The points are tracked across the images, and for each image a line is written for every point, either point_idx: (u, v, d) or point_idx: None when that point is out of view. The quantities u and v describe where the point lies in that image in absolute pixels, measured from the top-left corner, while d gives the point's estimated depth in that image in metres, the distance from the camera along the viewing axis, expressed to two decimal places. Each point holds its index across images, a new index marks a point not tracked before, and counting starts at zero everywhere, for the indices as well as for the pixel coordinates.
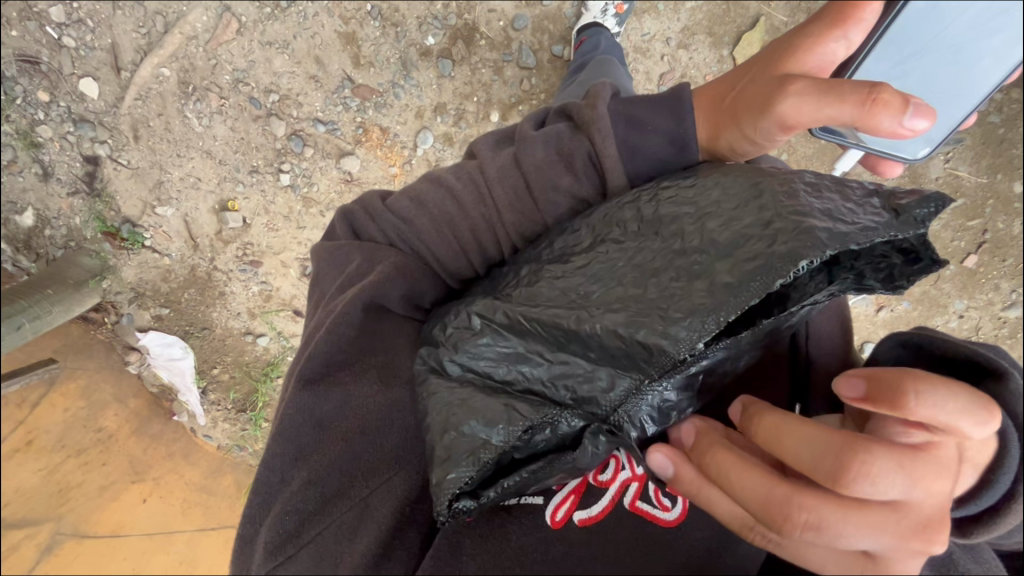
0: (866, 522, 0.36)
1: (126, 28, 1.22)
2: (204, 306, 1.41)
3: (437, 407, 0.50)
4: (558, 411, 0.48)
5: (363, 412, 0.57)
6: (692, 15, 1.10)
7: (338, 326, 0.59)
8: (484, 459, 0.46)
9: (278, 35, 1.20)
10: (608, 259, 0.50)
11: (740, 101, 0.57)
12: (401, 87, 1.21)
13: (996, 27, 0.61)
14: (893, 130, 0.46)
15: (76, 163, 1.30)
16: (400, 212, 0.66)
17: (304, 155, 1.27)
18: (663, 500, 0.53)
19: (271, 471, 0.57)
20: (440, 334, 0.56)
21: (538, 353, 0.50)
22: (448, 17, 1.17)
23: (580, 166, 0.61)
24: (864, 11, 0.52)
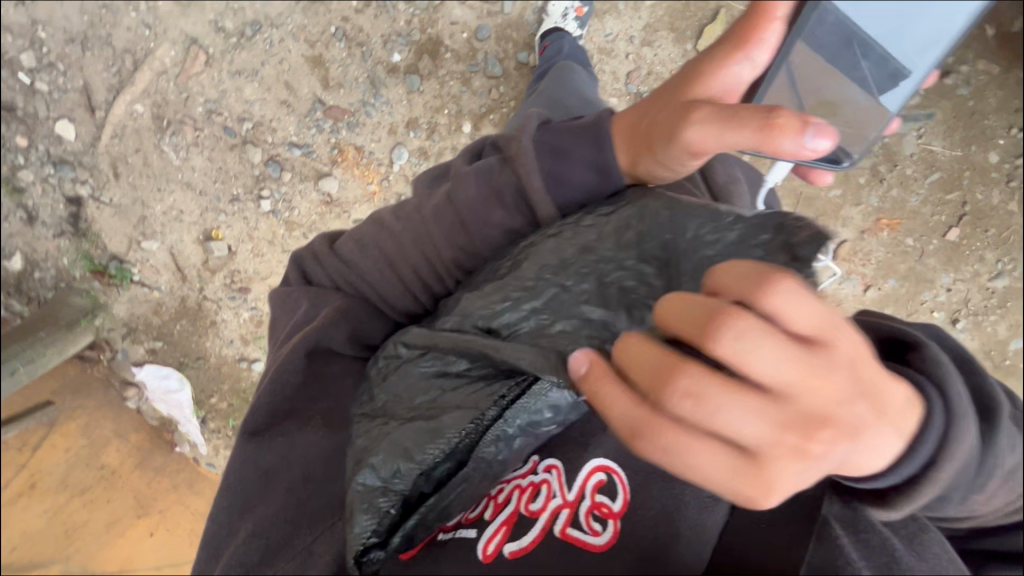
0: (735, 410, 0.34)
1: (97, 69, 1.23)
2: (196, 336, 1.41)
3: (353, 453, 0.57)
4: (458, 433, 0.52)
5: (305, 459, 0.61)
6: (652, 13, 1.12)
7: (285, 371, 0.64)
8: (383, 505, 0.53)
9: (246, 63, 1.21)
10: (523, 292, 0.53)
11: (654, 128, 0.56)
12: (372, 106, 1.22)
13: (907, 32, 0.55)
14: (796, 152, 0.44)
15: (61, 205, 1.33)
16: (344, 257, 0.70)
17: (283, 179, 1.28)
18: (594, 525, 0.52)
19: (221, 524, 0.62)
20: (375, 366, 0.62)
21: (450, 369, 0.55)
22: (412, 33, 1.18)
23: (510, 200, 0.62)
24: (766, 32, 0.50)
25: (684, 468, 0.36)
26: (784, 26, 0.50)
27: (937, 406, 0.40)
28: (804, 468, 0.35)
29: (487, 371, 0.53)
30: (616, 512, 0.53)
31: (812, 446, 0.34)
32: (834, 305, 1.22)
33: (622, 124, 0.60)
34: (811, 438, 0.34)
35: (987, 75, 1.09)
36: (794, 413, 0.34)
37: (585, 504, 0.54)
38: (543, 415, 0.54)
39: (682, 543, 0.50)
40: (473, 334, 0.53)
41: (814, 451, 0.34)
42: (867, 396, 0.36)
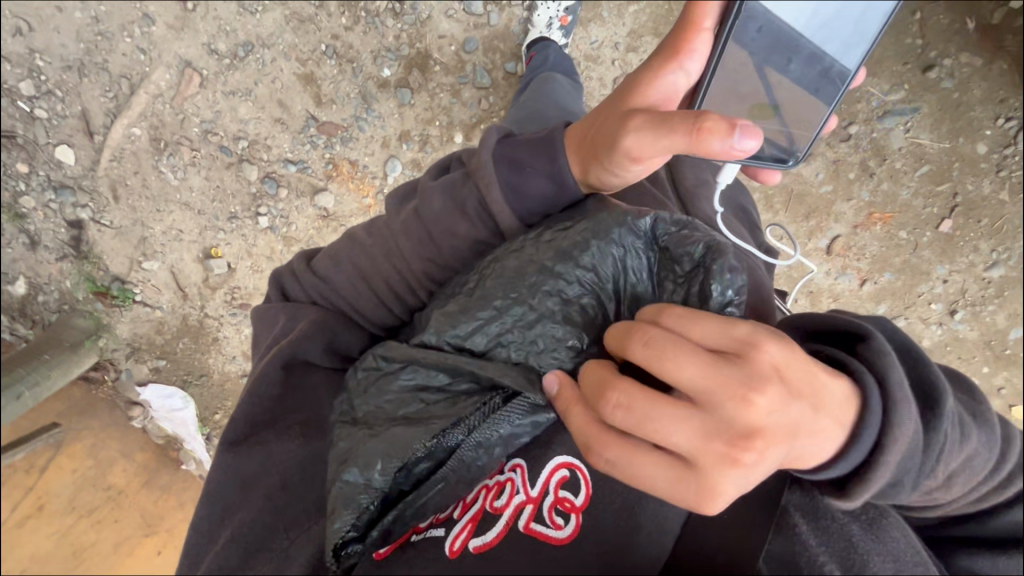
0: (666, 424, 0.41)
1: (94, 94, 1.25)
2: (199, 353, 1.43)
3: (334, 455, 0.57)
4: (444, 429, 0.54)
5: (286, 466, 0.62)
6: (636, 19, 1.13)
7: (262, 385, 0.65)
8: (364, 502, 0.53)
9: (239, 84, 1.23)
10: (498, 313, 0.57)
11: (598, 138, 0.58)
12: (364, 121, 1.23)
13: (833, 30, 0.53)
14: (726, 151, 0.47)
15: (62, 229, 1.36)
16: (320, 273, 0.71)
17: (280, 196, 1.29)
18: (557, 519, 0.53)
19: (202, 532, 0.62)
20: (353, 377, 0.62)
21: (432, 382, 0.57)
22: (401, 48, 1.19)
23: (473, 211, 0.64)
24: (694, 43, 0.51)
25: (636, 477, 0.43)
26: (710, 38, 0.51)
27: (880, 396, 0.42)
28: (737, 475, 0.40)
29: (466, 385, 0.56)
30: (579, 506, 0.54)
31: (741, 453, 0.39)
32: (830, 300, 1.23)
33: (571, 137, 0.62)
34: (736, 448, 0.39)
35: (972, 67, 1.10)
36: (717, 426, 0.40)
37: (548, 500, 0.54)
38: (523, 429, 0.54)
39: (643, 535, 0.51)
40: (455, 355, 0.57)
41: (744, 460, 0.40)
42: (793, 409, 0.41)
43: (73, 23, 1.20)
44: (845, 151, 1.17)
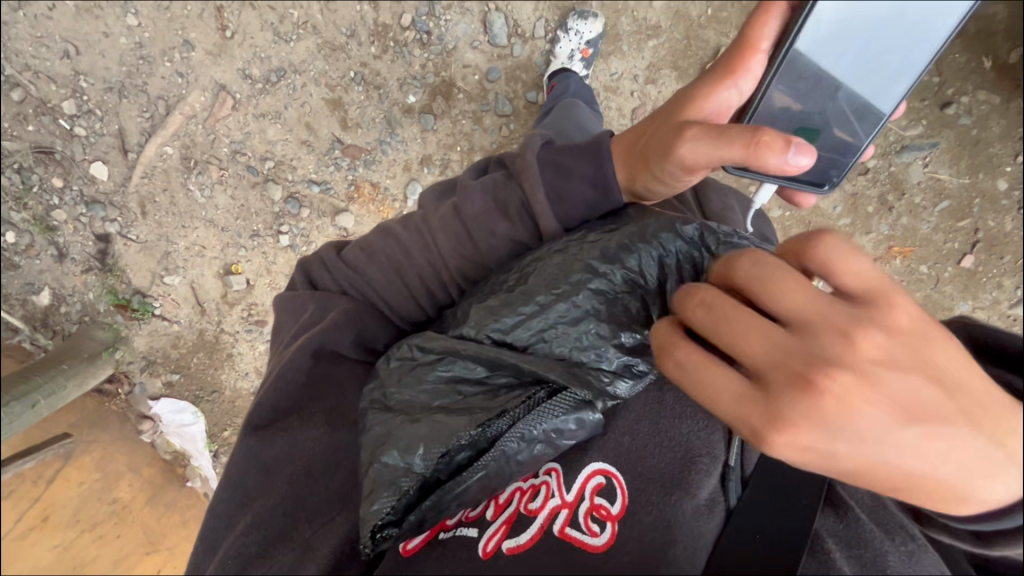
0: (758, 339, 0.35)
1: (131, 114, 1.31)
2: (212, 369, 1.45)
3: (368, 443, 0.57)
4: (485, 420, 0.55)
5: (306, 454, 0.62)
6: (655, 53, 1.16)
7: (291, 372, 0.66)
8: (404, 487, 0.54)
9: (270, 107, 1.27)
10: (540, 307, 0.58)
11: (649, 148, 0.60)
12: (387, 145, 1.27)
13: (883, 61, 0.56)
14: (780, 167, 0.47)
15: (90, 242, 1.41)
16: (352, 264, 0.72)
17: (301, 216, 1.34)
18: (592, 526, 0.52)
19: (222, 514, 0.63)
20: (384, 366, 0.62)
21: (471, 375, 0.58)
22: (427, 76, 1.23)
23: (513, 211, 0.67)
24: (750, 63, 0.54)
25: (705, 396, 0.37)
26: (764, 63, 0.55)
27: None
28: (818, 413, 0.33)
29: (508, 375, 0.57)
30: (615, 514, 0.52)
31: (838, 390, 0.33)
32: None
33: (620, 144, 0.65)
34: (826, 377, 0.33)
35: (991, 104, 1.10)
36: (813, 348, 0.34)
37: (583, 506, 0.53)
38: (567, 425, 0.54)
39: (678, 548, 0.49)
40: (499, 347, 0.58)
41: (835, 395, 0.33)
42: (925, 381, 0.33)
43: (116, 47, 1.26)
44: (862, 184, 1.17)
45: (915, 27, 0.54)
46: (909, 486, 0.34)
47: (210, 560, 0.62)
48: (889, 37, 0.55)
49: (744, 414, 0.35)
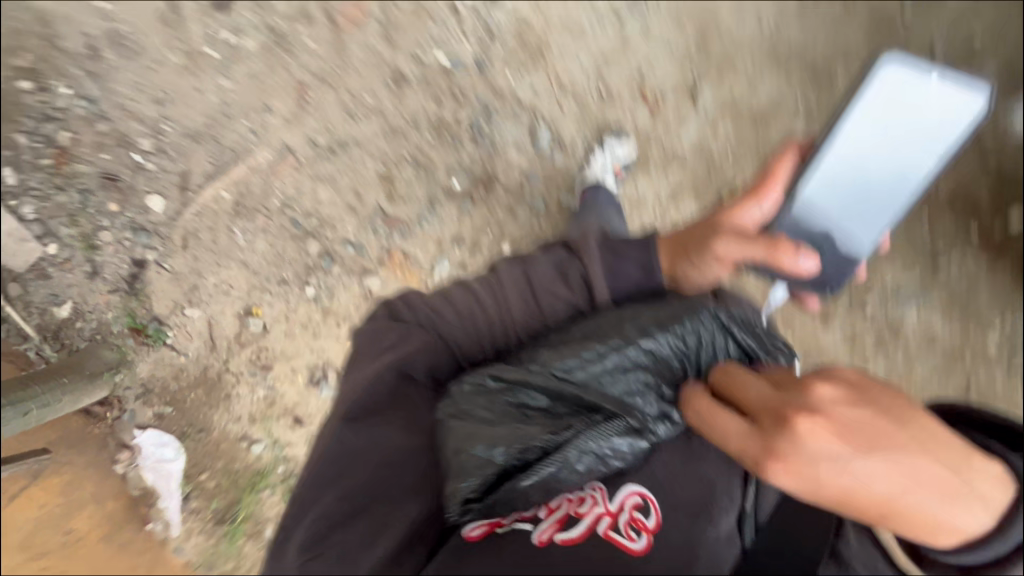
0: (756, 398, 0.51)
1: (202, 159, 1.44)
2: (206, 407, 1.50)
3: (452, 436, 0.65)
4: (552, 432, 0.62)
5: (390, 449, 0.67)
6: (678, 179, 1.30)
7: (380, 379, 0.70)
8: (488, 473, 0.61)
9: (328, 172, 1.40)
10: (601, 356, 0.66)
11: (690, 244, 0.78)
12: (425, 220, 1.38)
13: (872, 204, 0.80)
14: (793, 266, 0.70)
15: (125, 265, 1.49)
16: (428, 306, 0.77)
17: (332, 271, 1.43)
18: (630, 533, 0.59)
19: (306, 489, 0.67)
20: (456, 389, 0.69)
21: (536, 399, 0.66)
22: (474, 168, 1.35)
23: (575, 281, 0.75)
24: (771, 188, 0.78)
25: (720, 439, 0.52)
26: (780, 195, 0.79)
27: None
28: (795, 442, 0.46)
29: (575, 400, 0.65)
30: (650, 528, 0.60)
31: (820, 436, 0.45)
32: None
33: (665, 240, 0.80)
34: (799, 413, 0.47)
35: (981, 268, 1.21)
36: (795, 400, 0.48)
37: (623, 517, 0.60)
38: (619, 447, 0.62)
39: (701, 565, 0.57)
40: (563, 380, 0.65)
41: (811, 435, 0.46)
42: (885, 422, 0.45)
43: (204, 101, 1.42)
44: (860, 324, 1.24)
45: (895, 185, 0.78)
46: (887, 510, 0.44)
47: (288, 526, 0.66)
48: (876, 183, 0.78)
49: (748, 452, 0.49)
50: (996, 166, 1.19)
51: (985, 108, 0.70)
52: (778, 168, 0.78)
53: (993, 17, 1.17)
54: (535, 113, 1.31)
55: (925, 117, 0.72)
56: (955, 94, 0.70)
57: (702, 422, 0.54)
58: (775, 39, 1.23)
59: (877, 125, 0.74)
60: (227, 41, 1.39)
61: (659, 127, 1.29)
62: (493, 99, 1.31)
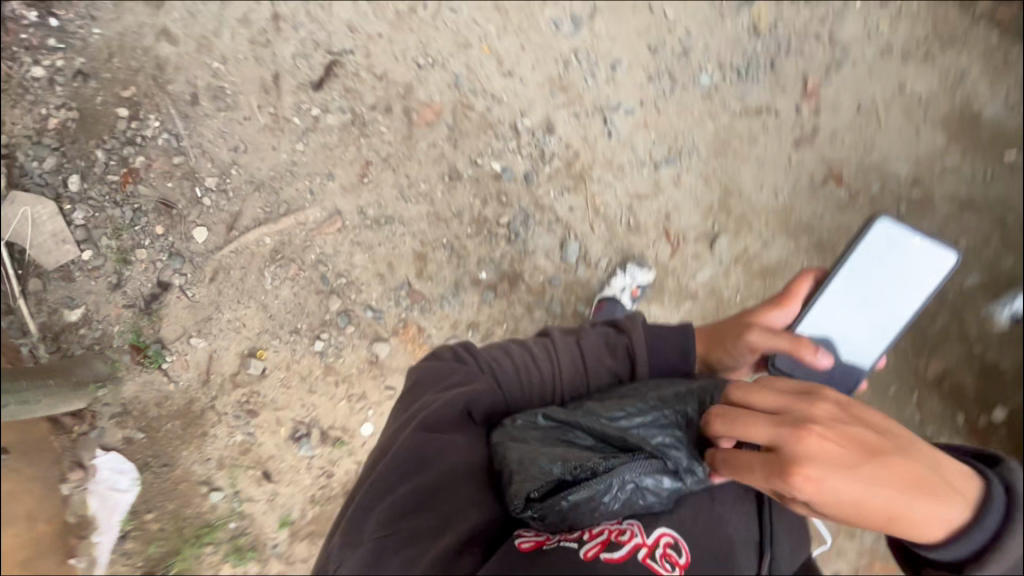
0: (765, 429, 0.75)
1: (255, 205, 1.53)
2: (179, 442, 1.50)
3: (517, 452, 0.83)
4: (599, 460, 0.81)
5: (456, 460, 0.84)
6: (686, 311, 1.42)
7: (451, 406, 0.86)
8: (551, 478, 0.80)
9: (367, 239, 1.50)
10: (637, 411, 0.85)
11: (724, 335, 1.04)
12: (447, 301, 1.48)
13: (873, 326, 1.00)
14: (810, 359, 0.92)
15: (149, 284, 1.53)
16: (491, 356, 0.94)
17: (345, 330, 1.51)
18: (666, 565, 0.77)
19: (381, 478, 0.82)
20: (513, 423, 0.87)
21: (586, 434, 0.85)
22: (503, 264, 1.46)
23: (621, 354, 0.94)
24: (795, 295, 1.03)
25: (754, 466, 0.75)
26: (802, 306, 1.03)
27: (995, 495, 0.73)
28: (805, 462, 0.70)
29: (615, 440, 0.84)
30: (682, 563, 0.78)
31: (815, 455, 0.70)
32: None
33: (702, 331, 1.09)
34: (807, 432, 0.71)
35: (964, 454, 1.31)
36: (791, 428, 0.73)
37: (658, 550, 0.78)
38: (649, 482, 0.80)
39: None
40: (609, 422, 0.85)
41: (812, 452, 0.70)
42: (865, 432, 0.72)
43: (276, 158, 1.52)
44: None
45: (891, 312, 1.00)
46: (885, 495, 0.70)
47: (363, 505, 0.81)
48: (876, 308, 1.00)
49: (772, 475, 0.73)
50: (981, 354, 1.33)
51: (952, 271, 1.01)
52: (800, 286, 1.03)
53: (972, 231, 1.33)
54: (569, 228, 1.44)
55: (908, 269, 1.01)
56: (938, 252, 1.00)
57: (732, 459, 0.78)
58: (789, 211, 1.39)
59: (874, 256, 1.01)
60: (313, 115, 1.50)
61: (676, 262, 1.42)
62: (533, 210, 1.44)
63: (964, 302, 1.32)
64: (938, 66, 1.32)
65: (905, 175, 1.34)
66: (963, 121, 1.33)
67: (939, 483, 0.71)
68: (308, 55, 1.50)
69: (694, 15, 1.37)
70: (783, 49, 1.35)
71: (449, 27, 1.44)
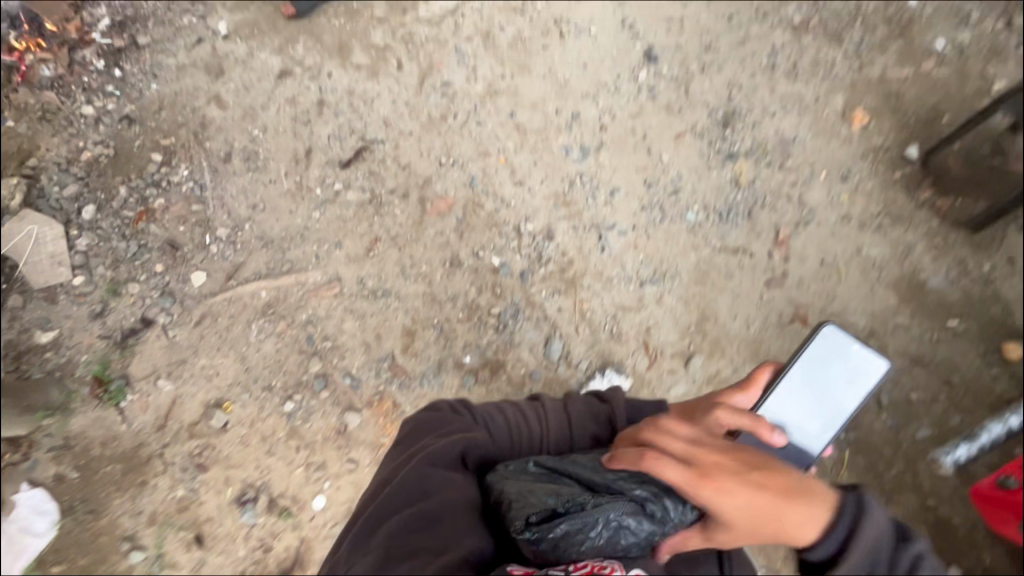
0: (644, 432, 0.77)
1: (259, 261, 1.58)
2: (114, 488, 1.45)
3: (513, 485, 0.78)
4: (596, 494, 0.76)
5: (458, 492, 0.78)
6: None
7: (449, 448, 0.81)
8: (547, 506, 0.75)
9: (361, 308, 1.54)
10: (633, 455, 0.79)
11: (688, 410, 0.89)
12: (427, 380, 1.50)
13: (812, 426, 0.94)
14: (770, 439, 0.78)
15: (132, 318, 1.54)
16: (483, 412, 0.90)
17: (319, 394, 1.49)
18: None
19: (382, 507, 0.75)
20: (505, 469, 0.82)
21: (586, 469, 0.80)
22: (488, 351, 1.51)
23: (609, 421, 0.90)
24: (758, 380, 0.95)
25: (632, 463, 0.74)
26: (762, 394, 0.94)
27: (862, 501, 0.67)
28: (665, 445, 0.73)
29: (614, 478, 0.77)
30: None
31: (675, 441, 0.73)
32: None
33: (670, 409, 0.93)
34: (664, 427, 0.76)
35: None
36: (660, 426, 0.77)
37: None
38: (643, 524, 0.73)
39: None
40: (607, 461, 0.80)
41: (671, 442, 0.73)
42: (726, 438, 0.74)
43: (291, 221, 1.61)
44: None
45: (830, 416, 0.94)
46: (763, 500, 0.67)
47: (361, 535, 0.73)
48: (815, 405, 0.94)
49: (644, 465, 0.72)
50: (935, 507, 1.37)
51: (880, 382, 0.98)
52: (761, 372, 0.95)
53: (922, 386, 1.42)
54: (555, 327, 1.52)
55: (848, 374, 0.98)
56: (872, 360, 0.98)
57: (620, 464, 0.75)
58: (759, 341, 1.49)
59: (824, 354, 0.98)
60: (334, 189, 1.62)
61: (653, 374, 1.48)
62: (524, 305, 1.53)
63: (917, 452, 1.39)
64: (889, 238, 1.51)
65: (864, 326, 1.47)
66: (911, 288, 1.48)
67: (797, 480, 0.69)
68: (342, 138, 1.65)
69: (685, 162, 1.58)
70: (759, 201, 1.55)
71: (473, 137, 1.63)
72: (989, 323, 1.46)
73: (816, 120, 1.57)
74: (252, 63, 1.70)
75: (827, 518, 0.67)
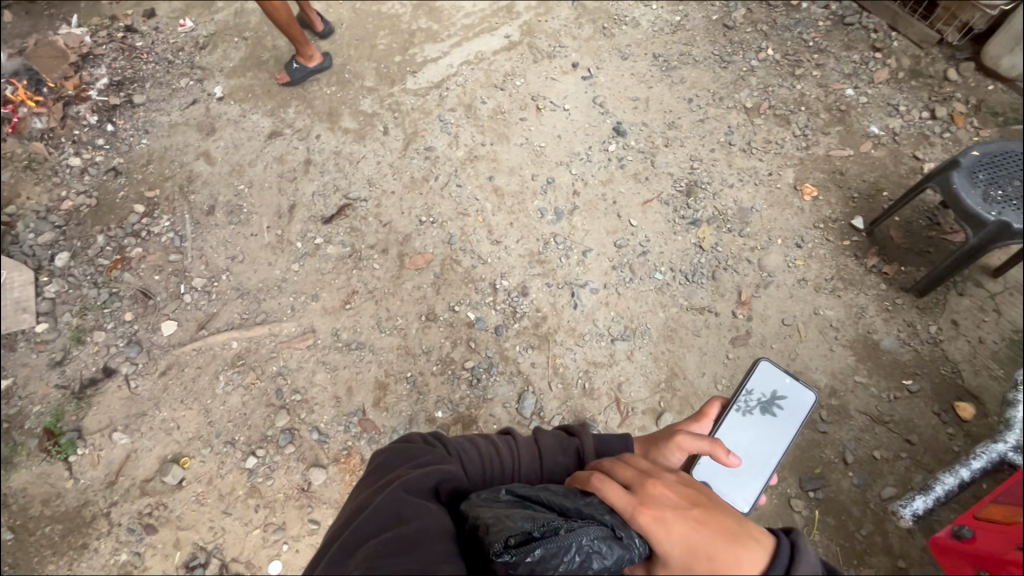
0: (607, 464, 0.75)
1: (232, 311, 1.58)
2: (49, 552, 1.34)
3: (486, 512, 0.69)
4: (574, 518, 0.67)
5: (438, 518, 0.70)
6: None
7: (426, 473, 0.75)
8: (524, 528, 0.65)
9: (334, 360, 1.53)
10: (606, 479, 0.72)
11: (656, 441, 0.86)
12: (397, 435, 1.47)
13: (755, 458, 0.97)
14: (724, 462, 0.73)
15: (92, 368, 1.49)
16: (456, 445, 0.84)
17: (284, 450, 1.44)
18: None
19: (356, 533, 0.68)
20: (476, 498, 0.73)
21: (560, 497, 0.71)
22: (460, 405, 1.49)
23: (580, 453, 0.84)
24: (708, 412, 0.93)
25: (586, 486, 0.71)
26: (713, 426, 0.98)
27: (795, 542, 0.59)
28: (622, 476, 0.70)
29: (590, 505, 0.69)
30: None
31: (629, 471, 0.70)
32: None
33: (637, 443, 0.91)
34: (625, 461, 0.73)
35: None
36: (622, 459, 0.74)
37: None
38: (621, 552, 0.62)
39: None
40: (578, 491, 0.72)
41: (627, 473, 0.70)
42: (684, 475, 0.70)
43: (268, 273, 1.62)
44: None
45: (770, 449, 0.98)
46: (696, 537, 0.58)
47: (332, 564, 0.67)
48: (755, 438, 0.98)
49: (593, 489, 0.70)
50: (908, 569, 1.35)
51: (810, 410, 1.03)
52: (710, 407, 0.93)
53: (885, 445, 1.46)
54: (528, 382, 1.52)
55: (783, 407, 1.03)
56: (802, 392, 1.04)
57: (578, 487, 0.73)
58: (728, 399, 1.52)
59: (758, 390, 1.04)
60: (315, 243, 1.65)
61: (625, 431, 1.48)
62: (498, 359, 1.54)
63: (885, 511, 1.39)
64: (843, 300, 1.60)
65: (825, 385, 1.52)
66: (866, 348, 1.55)
67: (737, 520, 0.59)
68: (325, 195, 1.71)
69: (653, 226, 1.67)
70: (722, 264, 1.64)
71: (453, 197, 1.71)
72: (941, 383, 1.51)
73: (770, 191, 1.71)
74: (243, 123, 1.78)
75: (763, 565, 0.56)
